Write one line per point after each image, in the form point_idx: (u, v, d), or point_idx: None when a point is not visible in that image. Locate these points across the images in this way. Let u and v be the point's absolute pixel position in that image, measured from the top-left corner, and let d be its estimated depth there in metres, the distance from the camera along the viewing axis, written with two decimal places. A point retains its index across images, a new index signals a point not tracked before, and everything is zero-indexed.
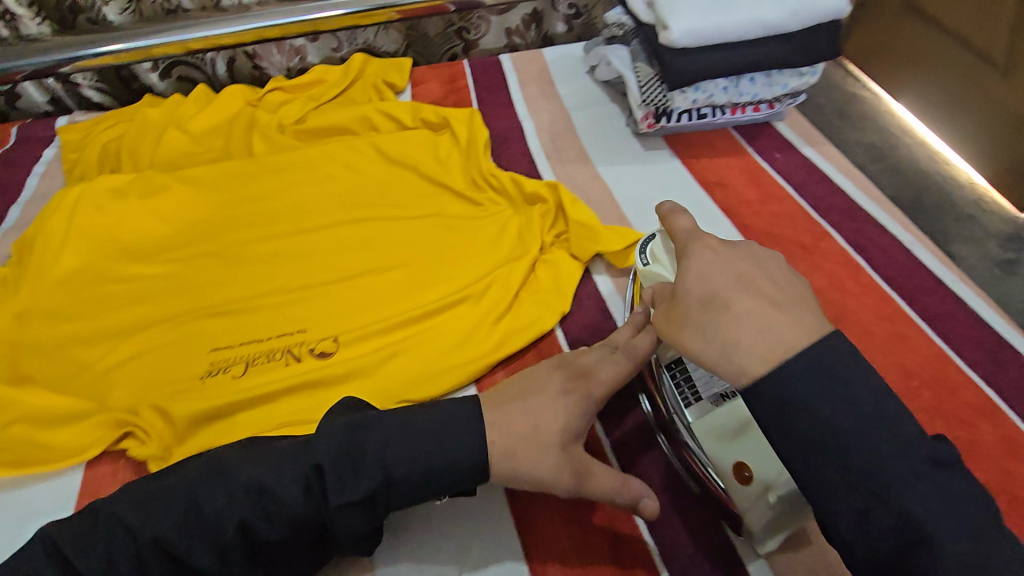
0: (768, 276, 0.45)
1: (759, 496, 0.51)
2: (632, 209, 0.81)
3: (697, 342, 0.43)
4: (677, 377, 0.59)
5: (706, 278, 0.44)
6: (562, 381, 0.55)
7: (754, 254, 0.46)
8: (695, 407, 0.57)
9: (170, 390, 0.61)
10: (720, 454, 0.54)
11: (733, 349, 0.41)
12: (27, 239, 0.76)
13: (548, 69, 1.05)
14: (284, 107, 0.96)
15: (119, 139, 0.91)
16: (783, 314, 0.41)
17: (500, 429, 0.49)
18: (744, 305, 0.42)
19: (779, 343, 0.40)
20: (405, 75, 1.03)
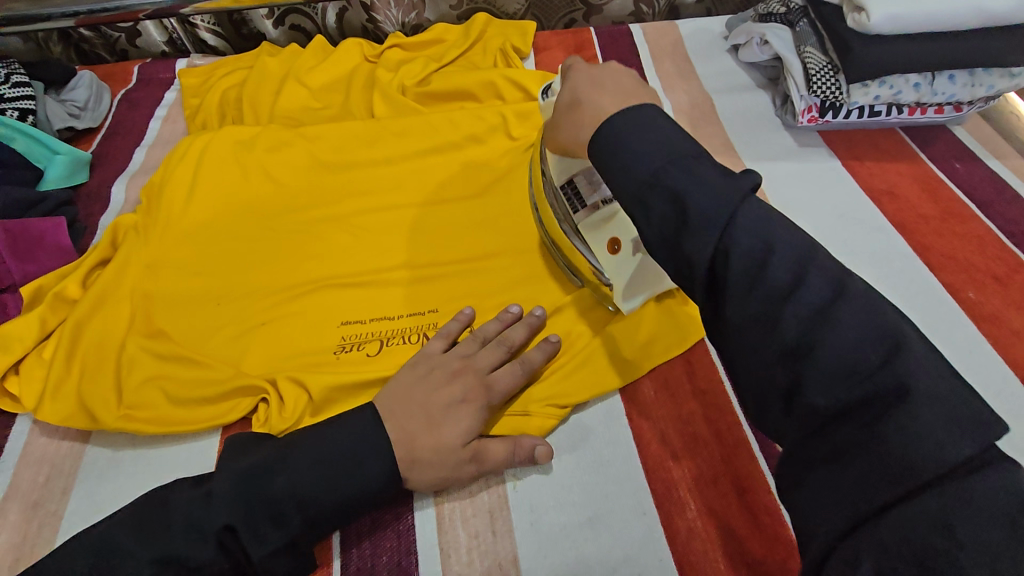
0: (623, 80, 0.47)
1: (624, 266, 0.56)
2: (789, 210, 0.72)
3: (559, 134, 0.49)
4: (569, 194, 0.59)
5: (572, 87, 0.48)
6: (448, 380, 0.53)
7: (615, 68, 0.49)
8: (580, 214, 0.58)
9: (304, 362, 0.60)
10: (598, 246, 0.58)
11: (577, 129, 0.46)
12: (154, 187, 0.74)
13: (684, 44, 0.95)
14: (404, 67, 0.91)
15: (238, 88, 0.88)
16: (617, 96, 0.45)
17: (407, 442, 0.49)
18: (591, 98, 0.46)
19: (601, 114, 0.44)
20: (529, 40, 0.95)
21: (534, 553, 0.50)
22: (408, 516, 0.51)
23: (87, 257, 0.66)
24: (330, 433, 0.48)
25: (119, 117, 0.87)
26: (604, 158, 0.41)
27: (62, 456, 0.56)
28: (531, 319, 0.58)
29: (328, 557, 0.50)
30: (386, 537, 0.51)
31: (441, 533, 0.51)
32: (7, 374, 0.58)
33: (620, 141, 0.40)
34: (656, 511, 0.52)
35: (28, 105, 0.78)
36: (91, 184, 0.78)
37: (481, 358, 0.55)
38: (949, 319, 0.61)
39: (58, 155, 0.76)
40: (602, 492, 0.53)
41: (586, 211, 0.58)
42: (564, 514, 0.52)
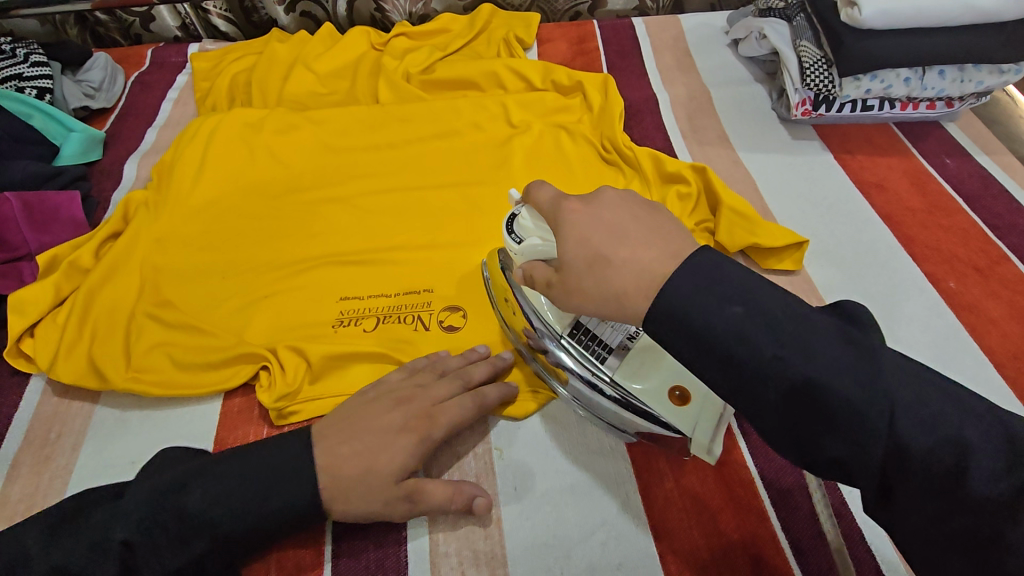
0: (633, 213, 0.38)
1: (702, 415, 0.47)
2: (779, 201, 0.73)
3: (594, 305, 0.38)
4: (583, 341, 0.51)
5: (584, 239, 0.38)
6: (387, 405, 0.51)
7: (613, 199, 0.40)
8: (611, 361, 0.50)
9: (303, 334, 0.63)
10: (654, 397, 0.48)
11: (625, 300, 0.36)
12: (165, 165, 0.77)
13: (685, 38, 0.97)
14: (410, 55, 0.93)
15: (248, 72, 0.91)
16: (651, 245, 0.36)
17: (333, 468, 0.47)
18: (625, 255, 0.36)
19: (653, 275, 0.35)
20: (532, 31, 0.97)
21: (516, 516, 0.52)
22: None
23: (99, 230, 0.69)
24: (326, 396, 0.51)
25: (133, 99, 0.89)
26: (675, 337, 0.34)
27: (73, 414, 0.59)
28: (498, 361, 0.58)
29: None
30: None
31: None
32: (22, 337, 0.61)
33: (699, 320, 0.33)
34: (634, 480, 0.54)
35: (46, 84, 0.81)
36: (105, 161, 0.81)
37: (433, 390, 0.53)
38: (929, 307, 0.63)
39: (73, 132, 0.79)
40: (583, 461, 0.55)
41: (617, 356, 0.50)
42: (547, 480, 0.54)
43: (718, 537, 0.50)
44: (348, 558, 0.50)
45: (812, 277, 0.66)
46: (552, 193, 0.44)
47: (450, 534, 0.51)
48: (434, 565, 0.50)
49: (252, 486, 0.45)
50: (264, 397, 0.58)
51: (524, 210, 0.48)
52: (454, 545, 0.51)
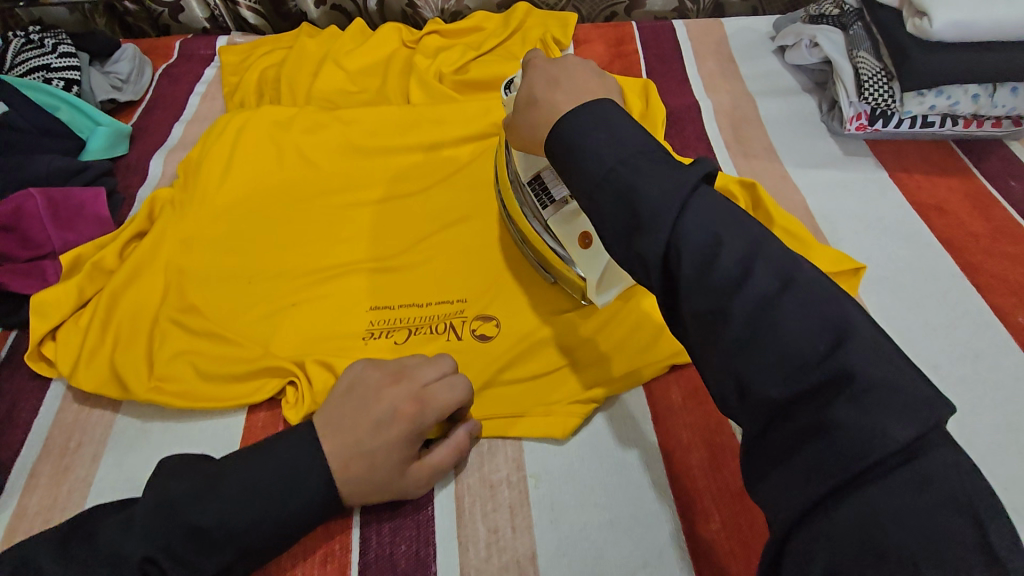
0: (579, 76, 0.49)
1: (595, 259, 0.57)
2: (830, 220, 0.69)
3: (524, 134, 0.50)
4: (535, 190, 0.60)
5: (531, 82, 0.49)
6: (376, 392, 0.49)
7: (570, 63, 0.51)
8: (547, 209, 0.59)
9: (332, 345, 0.60)
10: (569, 241, 0.58)
11: (537, 131, 0.48)
12: (191, 162, 0.75)
13: (728, 43, 0.93)
14: (443, 54, 0.90)
15: (277, 68, 0.88)
16: (571, 90, 0.47)
17: (342, 459, 0.46)
18: (548, 98, 0.47)
19: (557, 110, 0.46)
20: (570, 32, 0.94)
21: (553, 553, 0.49)
22: (428, 506, 0.51)
23: (125, 229, 0.67)
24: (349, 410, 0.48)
25: (160, 92, 0.87)
26: (563, 156, 0.41)
27: (94, 422, 0.57)
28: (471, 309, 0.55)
29: (348, 541, 0.50)
30: (405, 526, 0.50)
31: (461, 525, 0.51)
32: (43, 339, 0.59)
33: (578, 135, 0.41)
34: (678, 519, 0.51)
35: (73, 75, 0.79)
36: (130, 156, 0.79)
37: (424, 369, 0.50)
38: (996, 343, 0.59)
39: (100, 126, 0.77)
40: (623, 496, 0.52)
41: (554, 206, 0.59)
42: (585, 515, 0.51)
43: None
44: None
45: (867, 304, 0.62)
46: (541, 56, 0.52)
47: (483, 571, 0.49)
48: None
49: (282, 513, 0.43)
50: (291, 415, 0.56)
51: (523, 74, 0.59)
52: None
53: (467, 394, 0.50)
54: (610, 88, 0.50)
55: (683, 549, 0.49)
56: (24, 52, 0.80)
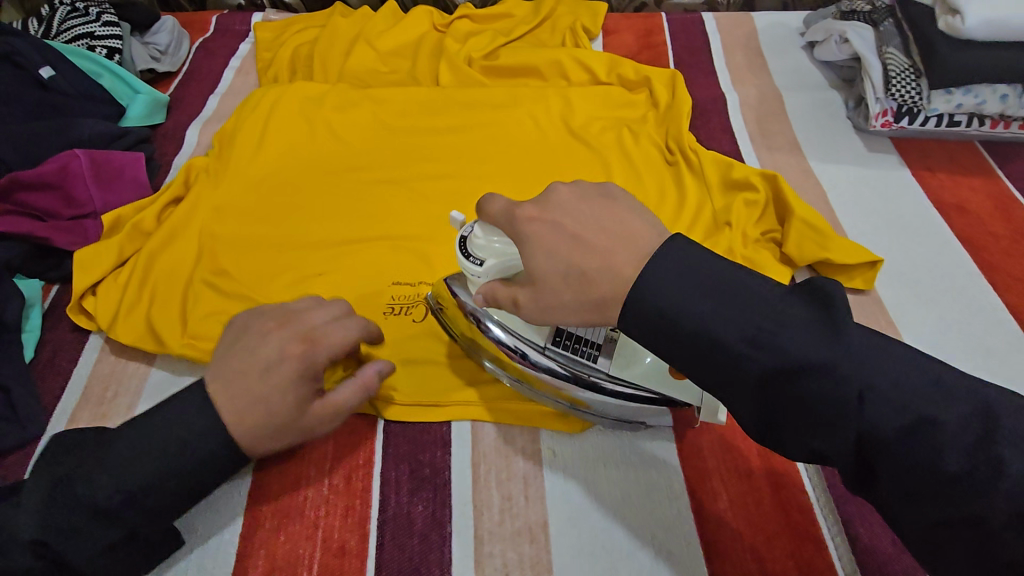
0: (586, 211, 0.37)
1: (694, 388, 0.50)
2: (850, 216, 0.70)
3: (584, 319, 0.37)
4: (568, 345, 0.50)
5: (552, 254, 0.37)
6: (263, 336, 0.44)
7: (563, 202, 0.38)
8: (603, 359, 0.50)
9: (355, 314, 0.62)
10: (657, 377, 0.49)
11: (607, 308, 0.35)
12: (227, 133, 0.77)
13: (757, 37, 0.93)
14: (473, 39, 0.92)
15: (311, 45, 0.90)
16: (618, 247, 0.35)
17: (236, 410, 0.42)
18: (596, 263, 0.35)
19: (626, 278, 0.34)
20: (599, 21, 0.94)
21: (564, 522, 0.51)
22: (445, 471, 0.54)
23: (162, 194, 0.70)
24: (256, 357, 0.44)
25: (197, 65, 0.90)
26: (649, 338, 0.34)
27: (129, 374, 0.60)
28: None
29: (367, 499, 0.52)
30: (423, 488, 0.53)
31: (475, 490, 0.53)
32: (84, 294, 0.62)
33: (652, 299, 0.33)
34: (687, 496, 0.52)
35: (116, 45, 0.82)
36: (168, 124, 0.81)
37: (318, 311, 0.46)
38: (1011, 341, 0.59)
39: (139, 94, 0.80)
40: (634, 473, 0.53)
41: (607, 352, 0.50)
42: (595, 489, 0.53)
43: (773, 564, 0.49)
44: (392, 548, 0.50)
45: (884, 299, 0.63)
46: (501, 205, 0.42)
47: (495, 533, 0.50)
48: (479, 564, 0.49)
49: None
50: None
51: (474, 229, 0.46)
52: (498, 544, 0.50)
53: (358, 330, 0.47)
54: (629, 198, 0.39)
55: (690, 524, 0.51)
56: (70, 20, 0.82)
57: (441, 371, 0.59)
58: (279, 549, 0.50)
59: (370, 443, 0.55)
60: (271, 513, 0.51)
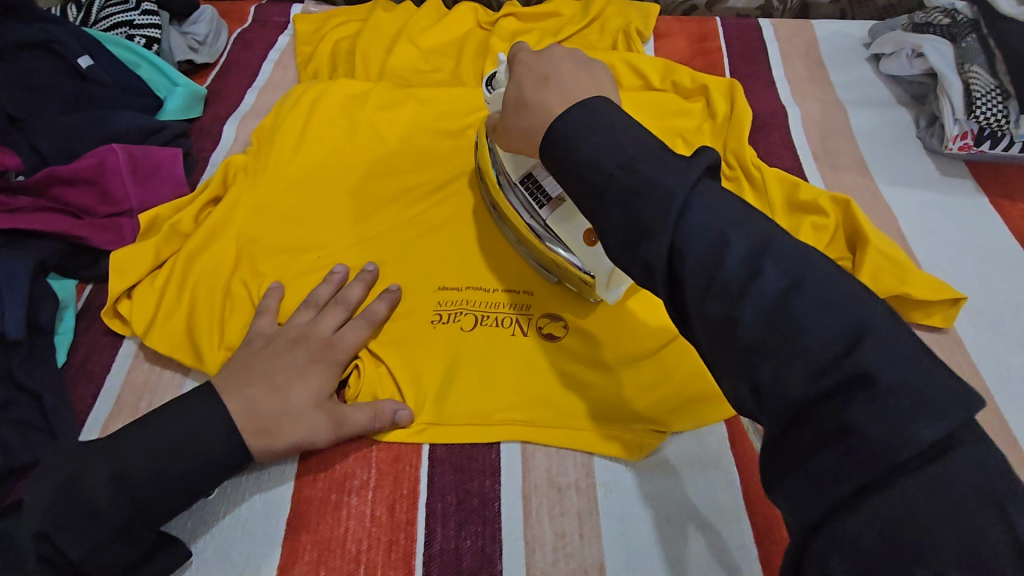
0: (568, 62, 0.46)
1: (597, 259, 0.53)
2: (925, 244, 0.66)
3: (515, 142, 0.48)
4: (529, 189, 0.58)
5: (520, 86, 0.47)
6: (306, 351, 0.53)
7: (553, 54, 0.48)
8: (542, 211, 0.57)
9: (399, 327, 0.59)
10: (574, 239, 0.55)
11: (530, 135, 0.45)
12: (266, 131, 0.74)
13: (818, 46, 0.88)
14: (519, 38, 0.88)
15: (352, 40, 0.87)
16: (562, 88, 0.44)
17: (246, 409, 0.49)
18: (538, 97, 0.44)
19: (550, 114, 0.42)
20: (651, 23, 0.90)
21: (622, 566, 0.48)
22: (495, 503, 0.51)
23: (200, 193, 0.67)
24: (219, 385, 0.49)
25: (234, 56, 0.87)
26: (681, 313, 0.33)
27: (163, 385, 0.57)
28: (365, 276, 0.60)
29: (413, 530, 0.49)
30: (471, 521, 0.50)
31: (527, 527, 0.50)
32: (120, 297, 0.60)
33: (611, 185, 0.35)
34: (755, 545, 0.49)
35: (155, 34, 0.79)
36: (205, 119, 0.78)
37: (322, 323, 0.56)
38: None
39: (178, 87, 0.77)
40: (696, 516, 0.50)
41: (549, 207, 0.56)
42: (655, 531, 0.50)
43: None
44: None
45: (961, 338, 0.59)
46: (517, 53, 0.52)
47: (549, 575, 0.48)
48: None
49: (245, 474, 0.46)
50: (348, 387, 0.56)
51: (502, 67, 0.56)
52: None
53: (365, 333, 0.56)
54: (601, 77, 0.47)
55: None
56: (107, 6, 0.80)
57: (489, 391, 0.55)
58: None
59: (415, 470, 0.52)
60: (312, 544, 0.49)
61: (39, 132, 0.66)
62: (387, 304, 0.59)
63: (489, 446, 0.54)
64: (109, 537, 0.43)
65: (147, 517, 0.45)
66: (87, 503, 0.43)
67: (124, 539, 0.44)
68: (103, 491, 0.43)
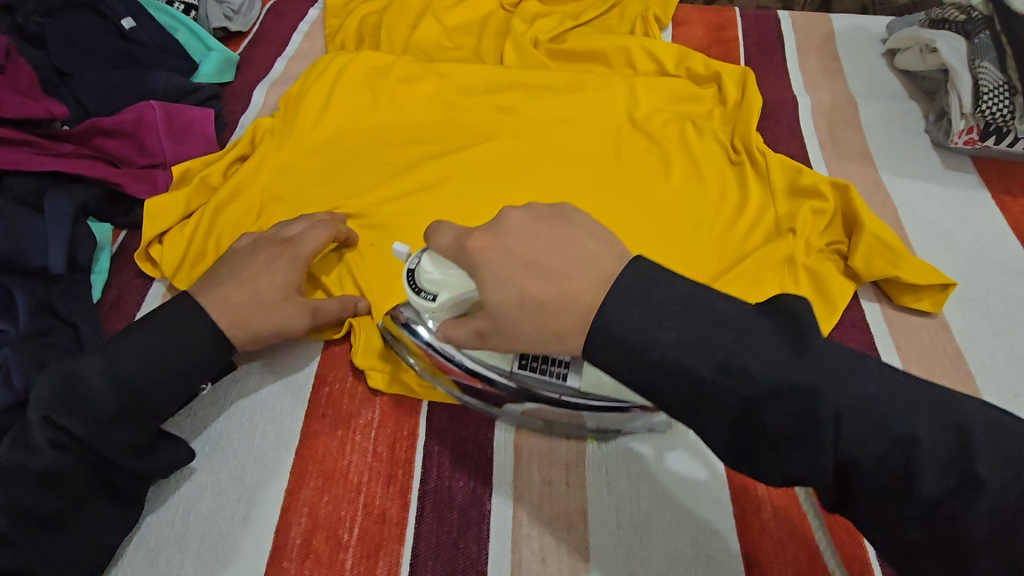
0: (540, 235, 0.40)
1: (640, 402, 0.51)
2: (922, 233, 0.67)
3: (531, 346, 0.40)
4: (535, 365, 0.51)
5: (504, 284, 0.39)
6: (266, 249, 0.57)
7: (513, 226, 0.41)
8: (572, 383, 0.51)
9: None
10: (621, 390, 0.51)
11: (562, 339, 0.38)
12: (292, 98, 0.78)
13: (835, 40, 0.89)
14: (540, 20, 0.90)
15: (378, 15, 0.90)
16: (576, 270, 0.38)
17: (240, 321, 0.52)
18: (551, 294, 0.38)
19: (584, 307, 0.37)
20: (671, 11, 0.92)
21: (604, 511, 0.51)
22: (488, 450, 0.54)
23: (229, 151, 0.71)
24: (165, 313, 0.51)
25: (266, 26, 0.91)
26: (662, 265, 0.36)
27: None
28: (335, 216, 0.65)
29: (410, 468, 0.53)
30: (465, 464, 0.53)
31: (517, 472, 0.53)
32: (151, 242, 0.64)
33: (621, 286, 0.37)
34: (730, 503, 0.52)
35: None
36: (236, 84, 0.82)
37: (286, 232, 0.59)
38: None
39: (212, 51, 0.81)
40: (676, 473, 0.53)
41: (574, 374, 0.51)
42: (637, 483, 0.53)
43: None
44: (432, 520, 0.51)
45: (949, 323, 0.61)
46: (451, 238, 0.45)
47: (535, 516, 0.51)
48: (517, 544, 0.50)
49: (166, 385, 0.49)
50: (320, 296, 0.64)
51: (422, 263, 0.47)
52: (537, 528, 0.50)
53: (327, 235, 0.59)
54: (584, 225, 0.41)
55: (733, 530, 0.50)
56: None
57: None
58: (323, 508, 0.51)
59: (415, 416, 0.56)
60: (317, 473, 0.53)
61: (83, 86, 0.71)
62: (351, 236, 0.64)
63: None
64: (121, 429, 0.47)
65: (151, 409, 0.49)
66: (94, 403, 0.46)
67: (133, 430, 0.48)
68: (105, 393, 0.47)
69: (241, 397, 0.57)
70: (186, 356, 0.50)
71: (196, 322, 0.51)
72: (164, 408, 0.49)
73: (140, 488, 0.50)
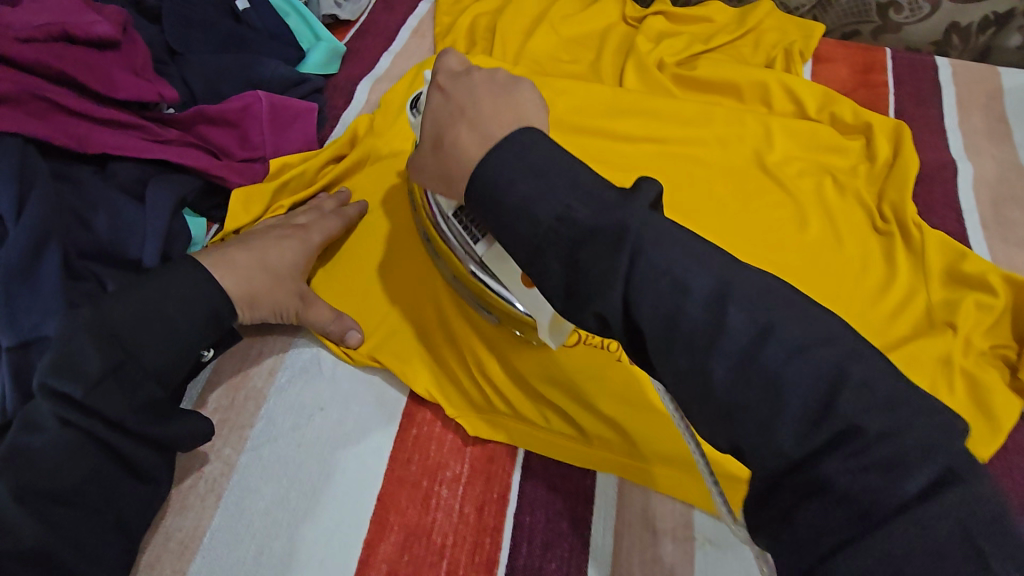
0: (488, 94, 0.41)
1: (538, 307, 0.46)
2: None
3: (434, 185, 0.41)
4: (463, 221, 0.49)
5: (435, 120, 0.41)
6: (278, 230, 0.57)
7: (471, 83, 0.42)
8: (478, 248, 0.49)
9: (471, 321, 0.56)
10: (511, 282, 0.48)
11: (448, 180, 0.39)
12: (395, 96, 0.71)
13: (1005, 98, 0.78)
14: (667, 40, 0.83)
15: (492, 18, 0.85)
16: (484, 120, 0.39)
17: (241, 283, 0.52)
18: (454, 136, 0.39)
19: (470, 157, 0.37)
20: (814, 45, 0.83)
21: None
22: (586, 530, 0.49)
23: (324, 150, 0.67)
24: (163, 276, 0.49)
25: (375, 18, 0.86)
26: None
27: (276, 335, 0.58)
28: (338, 196, 0.63)
29: (499, 539, 0.48)
30: (558, 544, 0.48)
31: (616, 564, 0.47)
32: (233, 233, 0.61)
33: None
34: None
35: None
36: (340, 77, 0.78)
37: (297, 219, 0.59)
38: None
39: (320, 41, 0.77)
40: None
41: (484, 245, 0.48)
42: None
43: None
44: None
45: None
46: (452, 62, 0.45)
47: None
48: None
49: (151, 349, 0.47)
50: (325, 284, 0.60)
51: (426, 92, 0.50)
52: None
53: (335, 225, 0.60)
54: (524, 103, 0.40)
55: None
56: None
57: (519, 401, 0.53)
58: (403, 570, 0.47)
59: (506, 478, 0.51)
60: (398, 527, 0.49)
61: (193, 68, 0.68)
62: (358, 211, 0.62)
63: (584, 471, 0.51)
64: (115, 390, 0.45)
65: (147, 366, 0.47)
66: (82, 367, 0.44)
67: (130, 390, 0.45)
68: (92, 357, 0.44)
69: (325, 427, 0.53)
70: (170, 311, 0.48)
71: (183, 277, 0.49)
72: (162, 364, 0.47)
73: (154, 458, 0.47)
